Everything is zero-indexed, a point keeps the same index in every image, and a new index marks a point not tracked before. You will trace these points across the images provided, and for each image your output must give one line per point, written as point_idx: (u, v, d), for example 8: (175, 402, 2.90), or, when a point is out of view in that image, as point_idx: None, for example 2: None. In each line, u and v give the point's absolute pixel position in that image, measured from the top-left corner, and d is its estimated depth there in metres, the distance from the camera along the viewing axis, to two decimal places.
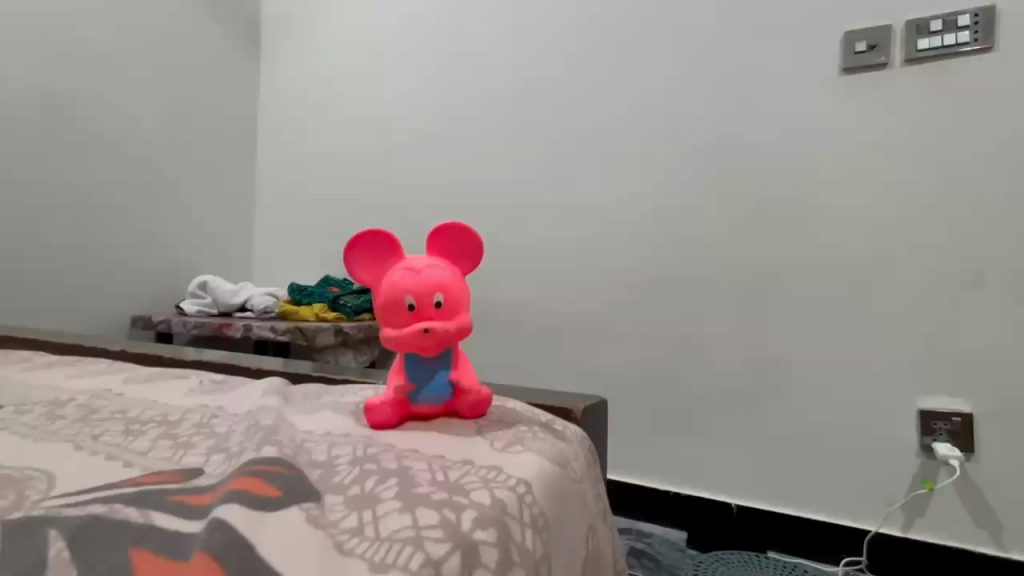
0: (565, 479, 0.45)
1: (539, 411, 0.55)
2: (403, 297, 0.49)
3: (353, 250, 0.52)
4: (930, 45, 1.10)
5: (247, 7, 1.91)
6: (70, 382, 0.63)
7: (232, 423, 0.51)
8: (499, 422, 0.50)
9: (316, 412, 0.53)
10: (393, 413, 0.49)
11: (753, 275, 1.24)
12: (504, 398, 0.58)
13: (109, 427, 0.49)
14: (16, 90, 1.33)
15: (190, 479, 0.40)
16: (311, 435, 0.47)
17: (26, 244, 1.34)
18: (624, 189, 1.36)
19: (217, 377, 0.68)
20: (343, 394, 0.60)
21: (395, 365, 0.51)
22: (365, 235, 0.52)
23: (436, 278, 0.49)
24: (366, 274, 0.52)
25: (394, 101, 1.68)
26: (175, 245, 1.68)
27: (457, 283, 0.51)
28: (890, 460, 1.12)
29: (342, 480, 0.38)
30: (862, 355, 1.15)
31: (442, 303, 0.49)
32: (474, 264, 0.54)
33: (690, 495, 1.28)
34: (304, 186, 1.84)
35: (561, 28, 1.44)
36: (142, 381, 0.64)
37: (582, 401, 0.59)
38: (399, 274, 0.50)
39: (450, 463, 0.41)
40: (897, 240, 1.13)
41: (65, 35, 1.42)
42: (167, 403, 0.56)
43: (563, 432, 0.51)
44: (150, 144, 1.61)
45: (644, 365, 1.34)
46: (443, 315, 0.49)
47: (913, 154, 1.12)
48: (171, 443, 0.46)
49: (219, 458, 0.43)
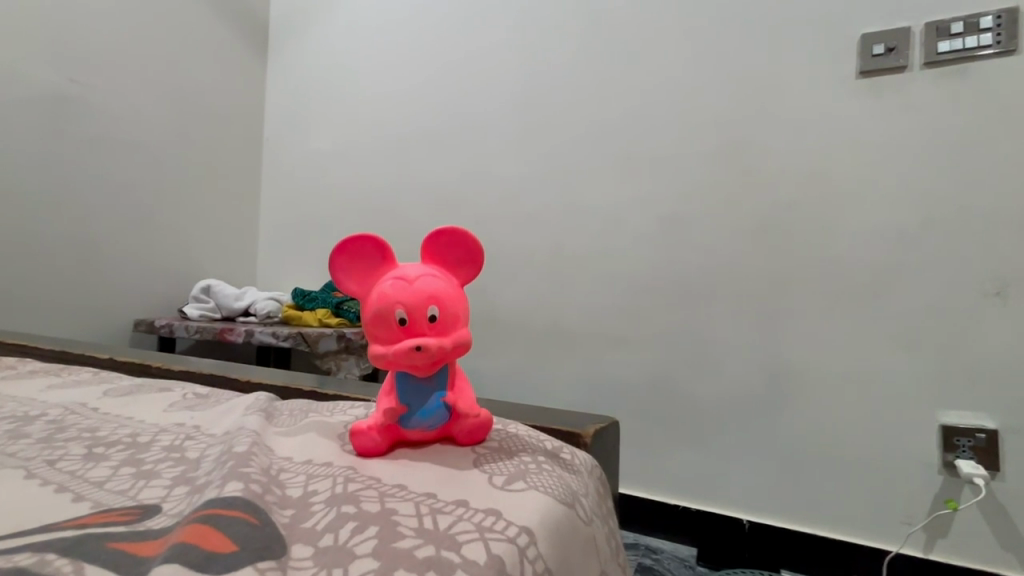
0: (573, 518, 0.41)
1: (545, 436, 0.52)
2: (393, 309, 0.46)
3: (343, 259, 0.49)
4: (950, 47, 1.06)
5: (254, 10, 1.91)
6: (45, 396, 0.60)
7: (206, 447, 0.47)
8: (500, 452, 0.47)
9: (300, 436, 0.50)
10: (382, 439, 0.46)
11: (765, 283, 1.20)
12: (505, 419, 0.55)
13: (68, 451, 0.46)
14: (26, 90, 1.32)
15: (143, 518, 0.36)
16: (290, 466, 0.44)
17: (29, 247, 1.32)
18: (632, 194, 1.34)
19: (203, 391, 0.65)
20: (332, 413, 0.57)
21: (385, 386, 0.48)
22: (357, 243, 0.49)
23: (430, 288, 0.47)
24: (355, 284, 0.49)
25: (399, 102, 1.67)
26: (179, 248, 1.67)
27: (453, 294, 0.48)
28: (910, 477, 1.08)
29: (315, 527, 0.34)
30: (879, 368, 1.11)
31: (436, 316, 0.46)
32: (472, 275, 0.52)
33: (699, 509, 1.24)
34: (309, 189, 1.83)
35: (569, 28, 1.42)
36: (121, 395, 0.62)
37: (591, 423, 0.56)
38: (390, 283, 0.47)
39: (441, 508, 0.37)
40: (917, 249, 1.09)
41: (75, 36, 1.41)
42: (141, 422, 0.53)
43: (570, 462, 0.48)
44: (155, 146, 1.60)
45: (652, 374, 1.30)
46: (437, 331, 0.46)
47: (933, 159, 1.08)
48: (133, 472, 0.42)
49: (182, 492, 0.39)
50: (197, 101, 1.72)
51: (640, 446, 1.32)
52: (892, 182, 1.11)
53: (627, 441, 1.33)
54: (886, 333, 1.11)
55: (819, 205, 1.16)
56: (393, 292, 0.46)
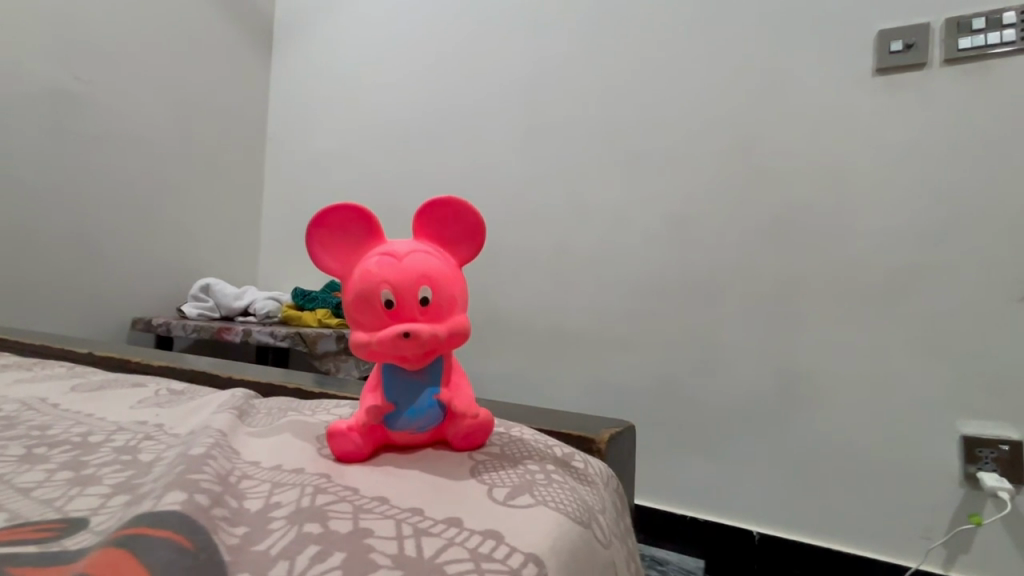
0: (589, 539, 0.37)
1: (554, 441, 0.49)
2: (379, 289, 0.43)
3: (327, 235, 0.46)
4: (972, 44, 1.03)
5: (259, 8, 1.89)
6: (8, 391, 0.57)
7: (162, 449, 0.44)
8: (503, 459, 0.44)
9: (274, 438, 0.47)
10: (365, 442, 0.43)
11: (777, 286, 1.17)
12: (508, 422, 0.52)
13: (6, 453, 0.42)
14: (26, 84, 1.30)
15: (66, 533, 0.32)
16: (256, 471, 0.40)
17: (26, 242, 1.30)
18: (641, 194, 1.30)
19: (178, 387, 0.62)
20: (312, 412, 0.54)
21: (372, 381, 0.44)
22: (342, 217, 0.46)
23: (421, 266, 0.43)
24: (338, 259, 0.46)
25: (405, 98, 1.65)
26: (179, 246, 1.64)
27: (446, 273, 0.44)
28: (930, 489, 1.03)
29: (271, 551, 0.31)
30: (897, 374, 1.07)
31: (427, 298, 0.43)
32: (468, 253, 0.49)
33: (707, 520, 1.20)
34: (312, 187, 1.81)
35: (578, 25, 1.40)
36: (89, 391, 0.59)
37: (606, 427, 0.53)
38: (377, 260, 0.44)
39: (429, 529, 0.33)
40: (936, 251, 1.05)
41: (77, 31, 1.39)
42: (100, 420, 0.50)
43: (584, 472, 0.44)
44: (156, 142, 1.58)
45: (659, 379, 1.26)
46: (428, 314, 0.43)
47: (953, 158, 1.04)
48: (70, 477, 0.39)
49: (120, 501, 0.35)
50: (200, 97, 1.70)
51: (647, 453, 1.28)
52: (910, 182, 1.07)
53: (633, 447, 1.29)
54: (904, 338, 1.06)
55: (834, 205, 1.13)
56: (380, 270, 0.43)
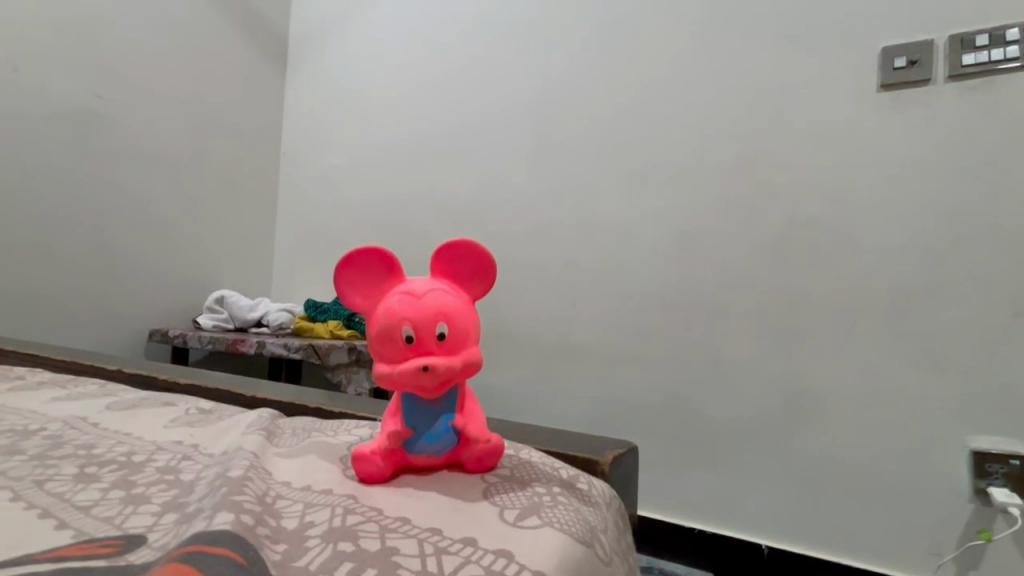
0: (593, 559, 0.39)
1: (559, 462, 0.50)
2: (400, 325, 0.45)
3: (348, 271, 0.48)
4: (975, 60, 1.03)
5: (275, 27, 1.95)
6: (48, 408, 0.60)
7: (201, 470, 0.46)
8: (511, 480, 0.46)
9: (302, 459, 0.49)
10: (385, 466, 0.45)
11: (785, 300, 1.17)
12: (517, 443, 0.53)
13: (58, 470, 0.45)
14: (52, 105, 1.35)
15: (125, 549, 0.34)
16: (289, 492, 0.42)
17: (51, 255, 1.34)
18: (647, 207, 1.32)
19: (205, 406, 0.64)
20: (335, 433, 0.56)
21: (391, 409, 0.46)
22: (363, 256, 0.48)
23: (438, 303, 0.45)
24: (361, 295, 0.49)
25: (414, 115, 1.68)
26: (196, 258, 1.69)
27: (462, 310, 0.46)
28: (941, 504, 1.03)
29: (309, 565, 0.33)
30: (905, 389, 1.07)
31: (444, 334, 0.45)
32: (483, 289, 0.51)
33: (716, 533, 1.20)
34: (324, 201, 1.85)
35: (584, 43, 1.43)
36: (123, 409, 0.61)
37: (609, 450, 0.54)
38: (397, 298, 0.46)
39: (445, 547, 0.35)
40: (942, 265, 1.05)
41: (101, 53, 1.45)
42: (140, 439, 0.52)
43: (588, 493, 0.46)
44: (175, 158, 1.63)
45: (667, 392, 1.27)
46: (445, 349, 0.45)
47: (958, 173, 1.05)
48: (123, 496, 0.41)
49: (172, 519, 0.37)
50: (217, 116, 1.75)
51: (656, 466, 1.28)
52: (916, 198, 1.08)
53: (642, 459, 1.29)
54: (913, 353, 1.06)
55: (839, 219, 1.14)
56: (400, 308, 0.45)
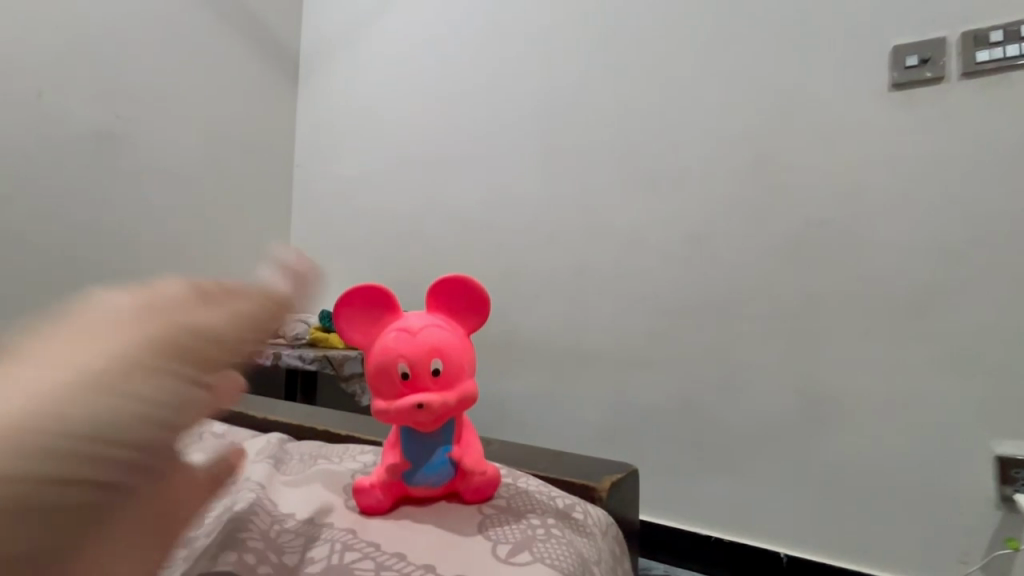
0: None
1: (556, 491, 0.50)
2: (396, 362, 0.47)
3: (348, 309, 0.51)
4: (990, 57, 1.01)
5: (287, 42, 1.99)
6: None
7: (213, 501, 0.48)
8: (506, 512, 0.47)
9: (309, 489, 0.51)
10: (385, 496, 0.47)
11: (798, 304, 1.16)
12: (514, 470, 0.53)
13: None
14: (75, 127, 1.40)
15: None
16: (294, 527, 0.45)
17: (76, 273, 1.39)
18: (657, 212, 1.32)
19: (219, 430, 0.67)
20: (340, 458, 0.58)
21: (390, 441, 0.48)
22: (362, 293, 0.51)
23: (433, 340, 0.48)
24: (362, 330, 0.51)
25: (425, 126, 1.70)
26: (214, 271, 1.72)
27: (456, 345, 0.49)
28: (964, 511, 1.01)
29: None
30: (924, 394, 1.05)
31: (438, 368, 0.47)
32: (477, 323, 0.53)
33: (733, 541, 1.20)
34: (337, 212, 1.88)
35: (592, 49, 1.43)
36: None
37: (607, 474, 0.53)
38: (394, 334, 0.48)
39: None
40: (959, 267, 1.03)
41: (120, 75, 1.50)
42: None
43: (583, 524, 0.46)
44: (193, 175, 1.67)
45: (680, 398, 1.26)
46: (439, 383, 0.47)
47: (974, 172, 1.03)
48: None
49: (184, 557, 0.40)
50: (233, 132, 1.79)
51: (670, 473, 1.27)
52: (931, 198, 1.06)
53: (656, 467, 1.29)
54: (931, 357, 1.04)
55: (853, 222, 1.12)
56: (396, 344, 0.48)
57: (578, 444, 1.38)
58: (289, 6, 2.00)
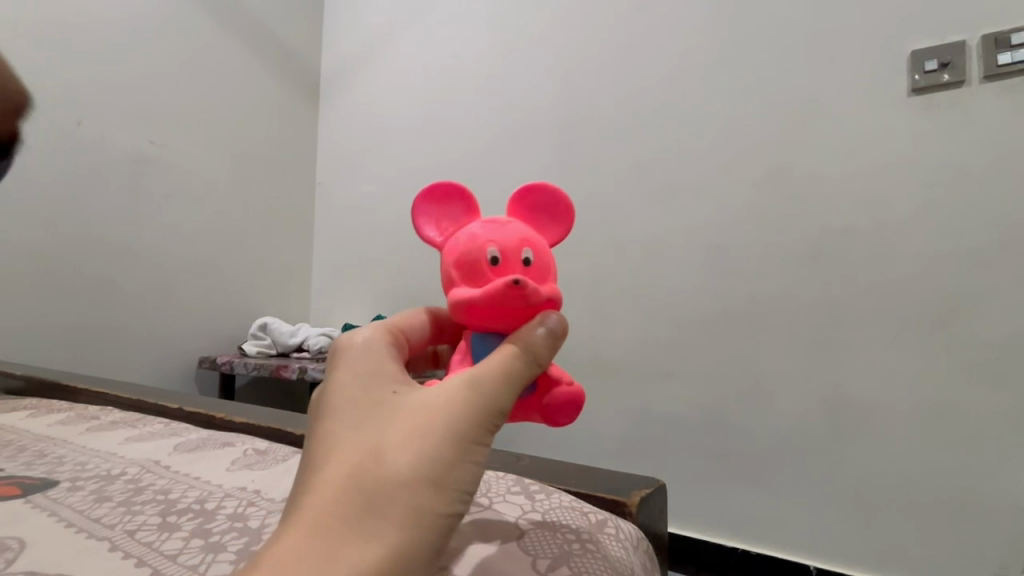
0: None
1: (586, 504, 0.50)
2: (484, 248, 0.43)
3: (425, 202, 0.49)
4: (1013, 58, 1.00)
5: (308, 63, 2.05)
6: (123, 451, 0.62)
7: (268, 515, 0.45)
8: (538, 524, 0.47)
9: None
10: None
11: (822, 311, 1.15)
12: (546, 485, 0.54)
13: (144, 520, 0.45)
14: (111, 152, 1.46)
15: None
16: None
17: (110, 291, 1.44)
18: (673, 222, 1.32)
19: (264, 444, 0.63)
20: None
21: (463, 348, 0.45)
22: (448, 188, 0.49)
23: (519, 232, 0.44)
24: (443, 234, 0.48)
25: (442, 142, 1.74)
26: (240, 288, 1.77)
27: (541, 242, 0.45)
28: (1002, 522, 0.98)
29: None
30: (958, 401, 1.02)
31: (530, 259, 0.43)
32: (559, 235, 0.49)
33: (759, 551, 1.18)
34: (357, 227, 1.92)
35: (606, 63, 1.45)
36: (190, 450, 0.62)
37: (637, 489, 0.54)
38: (481, 226, 0.45)
39: None
40: (988, 271, 1.01)
41: (150, 101, 1.55)
42: (209, 481, 0.52)
43: (614, 538, 0.46)
44: (219, 194, 1.72)
45: (703, 408, 1.25)
46: (530, 275, 0.43)
47: (999, 176, 1.01)
48: (201, 545, 0.41)
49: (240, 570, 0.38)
50: (257, 152, 1.85)
51: (694, 483, 1.26)
52: (956, 203, 1.04)
53: (680, 477, 1.28)
54: (963, 363, 1.02)
55: (874, 229, 1.11)
56: (484, 233, 0.44)
57: (601, 455, 1.38)
58: (310, 29, 2.06)
